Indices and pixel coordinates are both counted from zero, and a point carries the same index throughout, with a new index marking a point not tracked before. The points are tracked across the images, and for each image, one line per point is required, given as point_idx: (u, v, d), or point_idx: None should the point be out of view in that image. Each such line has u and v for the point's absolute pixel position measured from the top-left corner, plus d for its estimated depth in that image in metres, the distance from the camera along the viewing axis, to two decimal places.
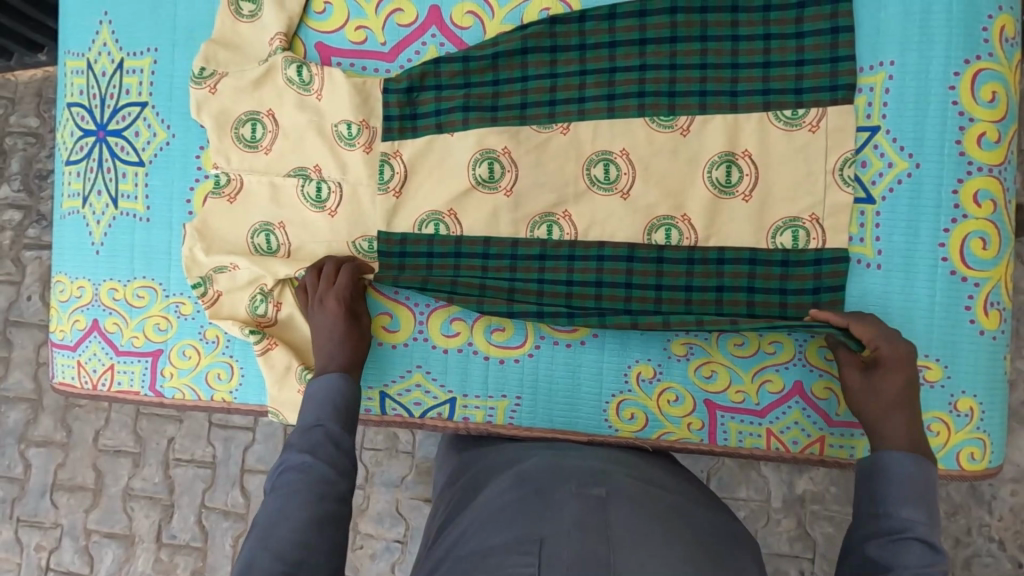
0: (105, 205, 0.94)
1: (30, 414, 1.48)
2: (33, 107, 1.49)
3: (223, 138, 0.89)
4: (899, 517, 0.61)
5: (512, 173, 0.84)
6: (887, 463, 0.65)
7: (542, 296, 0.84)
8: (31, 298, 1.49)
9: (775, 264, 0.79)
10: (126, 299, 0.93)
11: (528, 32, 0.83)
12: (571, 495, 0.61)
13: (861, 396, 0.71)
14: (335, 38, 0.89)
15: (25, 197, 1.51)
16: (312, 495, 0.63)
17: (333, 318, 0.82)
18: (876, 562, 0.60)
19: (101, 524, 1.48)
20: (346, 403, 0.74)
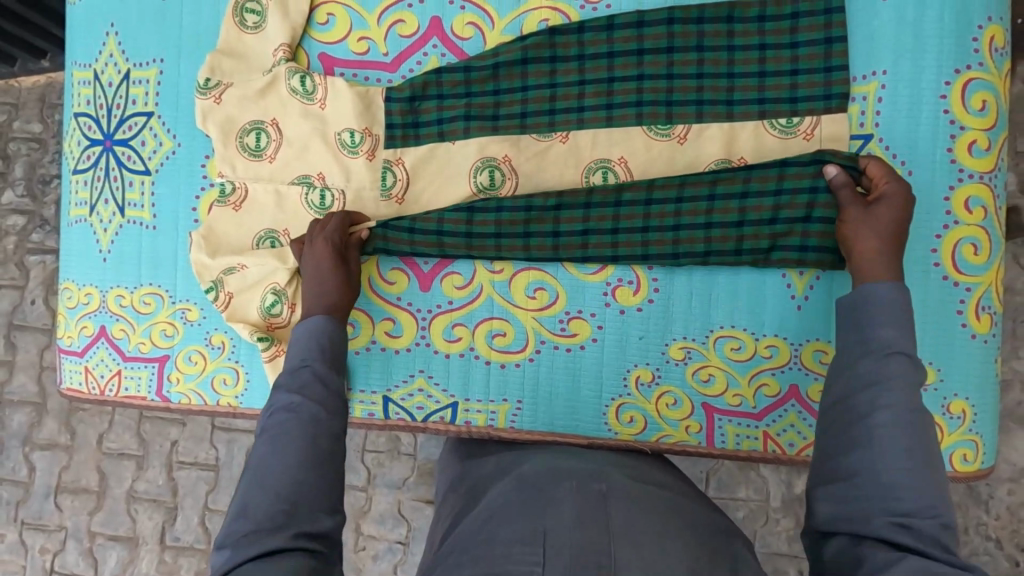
0: (112, 214, 0.95)
1: (35, 417, 1.50)
2: (36, 113, 1.51)
3: (227, 146, 0.90)
4: (884, 337, 0.61)
5: (512, 181, 0.86)
6: (874, 290, 0.65)
7: (529, 249, 0.85)
8: (35, 302, 1.51)
9: (767, 198, 0.79)
10: (133, 305, 0.94)
11: (528, 42, 0.85)
12: (570, 491, 0.62)
13: (860, 224, 0.71)
14: (338, 49, 0.90)
15: (28, 202, 1.53)
16: (304, 435, 0.65)
17: (321, 259, 0.82)
18: (861, 381, 0.60)
19: (105, 526, 1.49)
20: (329, 341, 0.75)
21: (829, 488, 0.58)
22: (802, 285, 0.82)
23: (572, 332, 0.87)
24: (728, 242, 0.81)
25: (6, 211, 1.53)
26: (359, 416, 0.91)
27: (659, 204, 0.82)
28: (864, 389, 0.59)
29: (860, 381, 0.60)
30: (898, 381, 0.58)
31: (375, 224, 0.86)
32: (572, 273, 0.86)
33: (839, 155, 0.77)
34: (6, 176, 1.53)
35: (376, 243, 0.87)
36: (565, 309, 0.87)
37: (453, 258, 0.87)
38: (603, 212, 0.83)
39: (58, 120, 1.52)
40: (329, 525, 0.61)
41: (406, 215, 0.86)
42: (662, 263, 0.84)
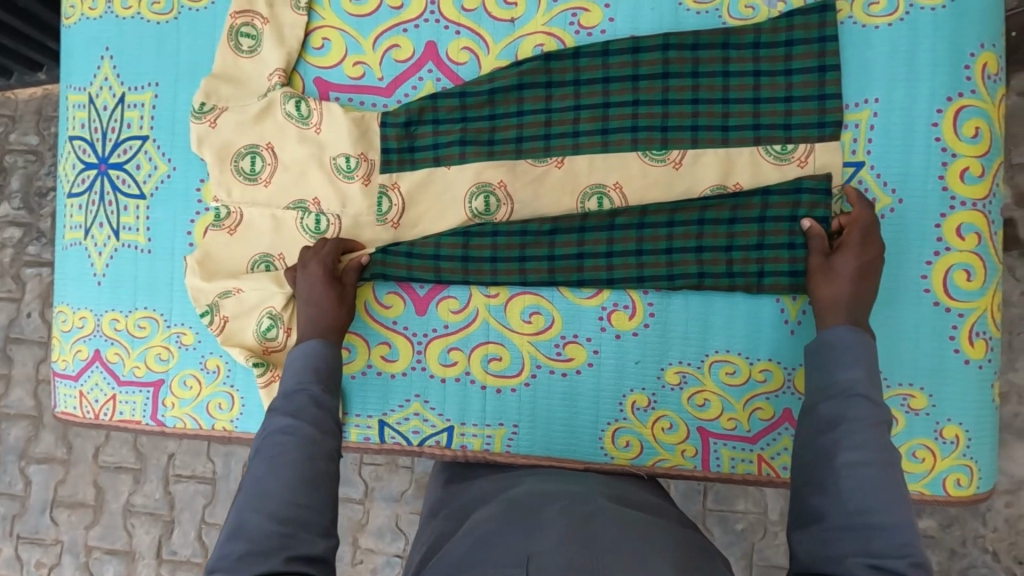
0: (107, 237, 0.95)
1: (32, 431, 1.50)
2: (32, 125, 1.51)
3: (224, 171, 0.91)
4: (846, 378, 0.64)
5: (508, 207, 0.86)
6: (832, 334, 0.68)
7: (525, 273, 0.86)
8: (31, 315, 1.51)
9: (753, 222, 0.81)
10: (128, 330, 0.94)
11: (524, 68, 0.85)
12: (554, 514, 0.63)
13: (821, 276, 0.76)
14: (333, 73, 0.90)
15: (25, 214, 1.53)
16: (302, 454, 0.66)
17: (317, 287, 0.84)
18: (827, 421, 0.63)
19: (102, 541, 1.49)
20: (326, 367, 0.78)
21: (805, 530, 0.58)
22: (795, 310, 0.82)
23: (568, 356, 0.86)
24: (719, 266, 0.82)
25: (2, 224, 1.53)
26: (354, 440, 0.90)
27: (650, 227, 0.83)
28: (829, 428, 0.62)
29: (826, 423, 0.63)
30: (861, 422, 0.61)
31: (374, 251, 0.87)
32: (567, 298, 0.86)
33: (814, 177, 0.80)
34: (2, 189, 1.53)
35: (373, 269, 0.87)
36: (561, 333, 0.87)
37: (449, 282, 0.87)
38: (597, 236, 0.84)
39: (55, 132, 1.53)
40: (323, 547, 0.61)
41: (403, 242, 0.88)
42: (658, 286, 0.84)
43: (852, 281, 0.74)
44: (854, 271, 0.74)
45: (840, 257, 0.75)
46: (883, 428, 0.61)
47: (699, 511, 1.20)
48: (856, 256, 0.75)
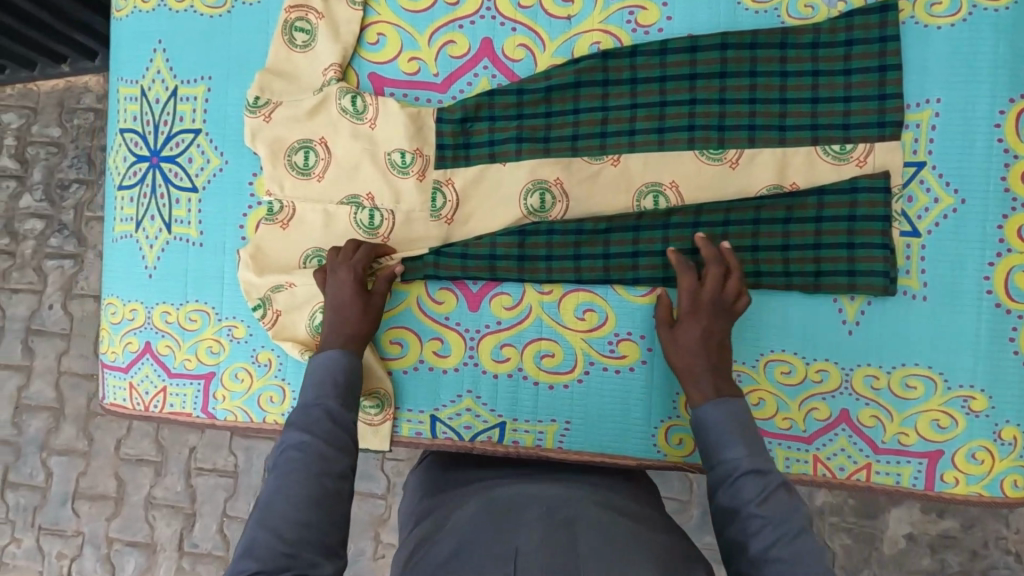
0: (158, 230, 0.95)
1: (54, 422, 1.54)
2: (56, 119, 1.55)
3: (276, 166, 0.91)
4: (727, 459, 0.68)
5: (563, 204, 0.86)
6: (699, 418, 0.73)
7: (579, 271, 0.86)
8: (51, 306, 1.59)
9: (809, 221, 0.82)
10: (179, 322, 0.95)
11: (581, 66, 0.85)
12: (537, 519, 0.65)
13: (670, 348, 0.79)
14: (388, 68, 0.90)
15: (48, 207, 1.60)
16: (309, 474, 0.67)
17: (345, 294, 0.83)
18: (728, 511, 0.65)
19: (123, 533, 1.55)
20: (345, 379, 0.78)
21: None
22: (852, 310, 0.82)
23: (621, 354, 0.87)
24: (775, 266, 0.82)
25: (26, 216, 1.58)
26: (406, 435, 0.90)
27: (706, 225, 0.84)
28: (733, 516, 0.65)
29: (728, 510, 0.65)
30: (753, 501, 0.64)
31: (427, 251, 0.88)
32: (621, 295, 0.87)
33: (871, 176, 0.80)
34: (24, 180, 1.59)
35: (427, 269, 0.88)
36: (614, 331, 0.87)
37: (504, 280, 0.88)
38: (652, 235, 0.84)
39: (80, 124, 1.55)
40: (329, 568, 0.63)
41: (457, 242, 0.88)
42: None
43: (692, 350, 0.78)
44: (699, 338, 0.77)
45: (683, 327, 0.79)
46: (780, 493, 0.65)
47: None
48: (696, 323, 0.78)
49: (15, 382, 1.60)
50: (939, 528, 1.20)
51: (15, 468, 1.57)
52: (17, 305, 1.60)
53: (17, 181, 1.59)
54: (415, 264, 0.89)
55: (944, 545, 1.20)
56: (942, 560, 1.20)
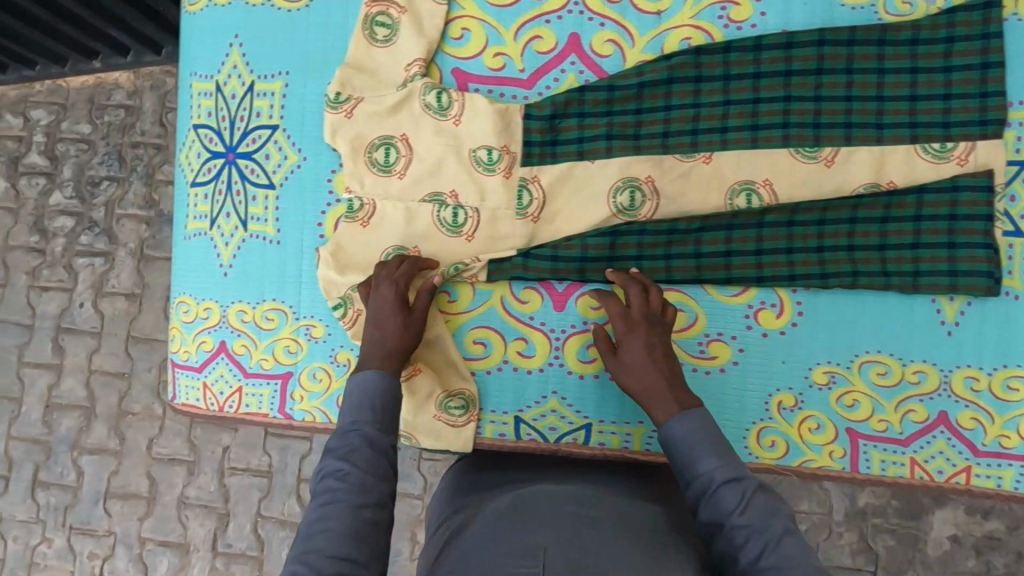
0: (234, 227, 0.94)
1: (85, 422, 1.63)
2: (84, 114, 1.66)
3: (357, 163, 0.90)
4: (703, 473, 0.68)
5: (653, 202, 0.85)
6: (664, 440, 0.73)
7: (671, 271, 0.85)
8: (82, 305, 1.66)
9: (908, 220, 0.81)
10: (255, 321, 0.93)
11: (674, 62, 0.84)
12: (565, 517, 0.63)
13: (620, 375, 0.79)
14: (473, 64, 0.88)
15: (78, 204, 1.67)
16: (349, 508, 0.66)
17: (387, 308, 0.82)
18: (713, 524, 0.65)
19: (155, 533, 1.62)
20: (382, 404, 0.75)
21: None
22: (951, 310, 0.81)
23: (712, 355, 0.86)
24: (872, 265, 0.81)
25: (55, 213, 1.68)
26: (489, 436, 0.89)
27: (801, 224, 0.83)
28: (719, 529, 0.64)
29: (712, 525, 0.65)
30: (735, 512, 0.64)
31: (515, 253, 0.87)
32: (712, 295, 0.86)
33: (973, 174, 0.79)
34: (54, 177, 1.68)
35: (515, 270, 0.87)
36: (704, 331, 0.86)
37: (592, 280, 0.87)
38: (745, 234, 0.84)
39: (105, 120, 1.67)
40: None
41: (546, 243, 0.87)
42: (810, 285, 0.83)
43: (638, 367, 0.77)
44: (643, 353, 0.78)
45: (625, 348, 0.79)
46: (759, 498, 0.65)
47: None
48: (638, 341, 0.78)
49: (46, 381, 1.68)
50: (984, 530, 1.25)
51: (46, 467, 1.65)
52: (47, 303, 1.68)
53: (47, 178, 1.68)
54: (501, 264, 0.88)
55: (989, 546, 1.25)
56: (987, 562, 1.24)
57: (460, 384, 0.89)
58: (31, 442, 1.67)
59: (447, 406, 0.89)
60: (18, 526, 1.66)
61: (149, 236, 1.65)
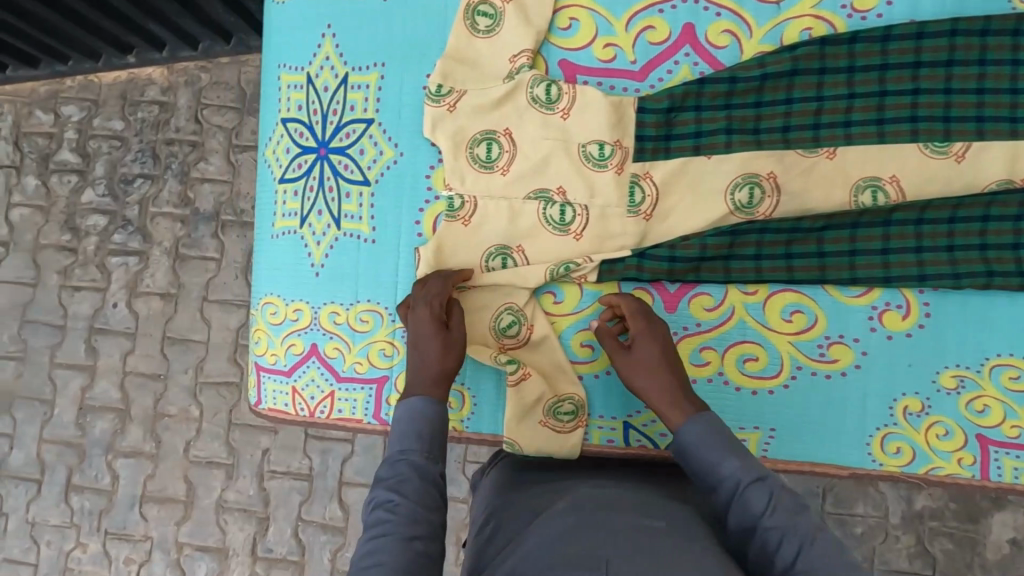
0: (327, 225, 0.90)
1: (120, 425, 1.58)
2: (118, 110, 1.60)
3: (458, 158, 0.86)
4: (726, 476, 0.68)
5: (774, 198, 0.81)
6: (681, 439, 0.73)
7: (793, 271, 0.82)
8: (117, 305, 1.60)
9: None
10: (349, 323, 0.89)
11: (799, 53, 0.80)
12: (627, 530, 0.63)
13: (632, 372, 0.78)
14: (581, 55, 0.85)
15: (111, 202, 1.62)
16: (400, 540, 0.64)
17: (424, 332, 0.80)
18: (746, 529, 0.64)
19: (193, 537, 1.57)
20: (429, 431, 0.73)
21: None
22: None
23: (832, 358, 0.83)
24: (1006, 266, 0.78)
25: (88, 211, 1.62)
26: (597, 443, 0.87)
27: (930, 223, 0.80)
28: (751, 534, 0.64)
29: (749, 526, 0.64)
30: (766, 513, 0.63)
31: (630, 253, 0.84)
32: (834, 296, 0.82)
33: None
34: (86, 175, 1.63)
35: (629, 271, 0.84)
36: (824, 333, 0.83)
37: (708, 280, 0.84)
38: (871, 232, 0.81)
39: (138, 116, 1.61)
40: None
41: (662, 243, 0.83)
42: (939, 285, 0.80)
43: (653, 365, 0.78)
44: (657, 356, 0.78)
45: (639, 346, 0.79)
46: (787, 499, 0.64)
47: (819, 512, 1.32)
48: (650, 345, 0.79)
49: (78, 383, 1.62)
50: None
51: (80, 470, 1.60)
52: (79, 304, 1.63)
53: (79, 175, 1.63)
54: (613, 264, 0.84)
55: None
56: None
57: (567, 388, 0.86)
58: (63, 444, 1.61)
59: (554, 411, 0.85)
60: (51, 531, 1.61)
61: (185, 234, 1.59)
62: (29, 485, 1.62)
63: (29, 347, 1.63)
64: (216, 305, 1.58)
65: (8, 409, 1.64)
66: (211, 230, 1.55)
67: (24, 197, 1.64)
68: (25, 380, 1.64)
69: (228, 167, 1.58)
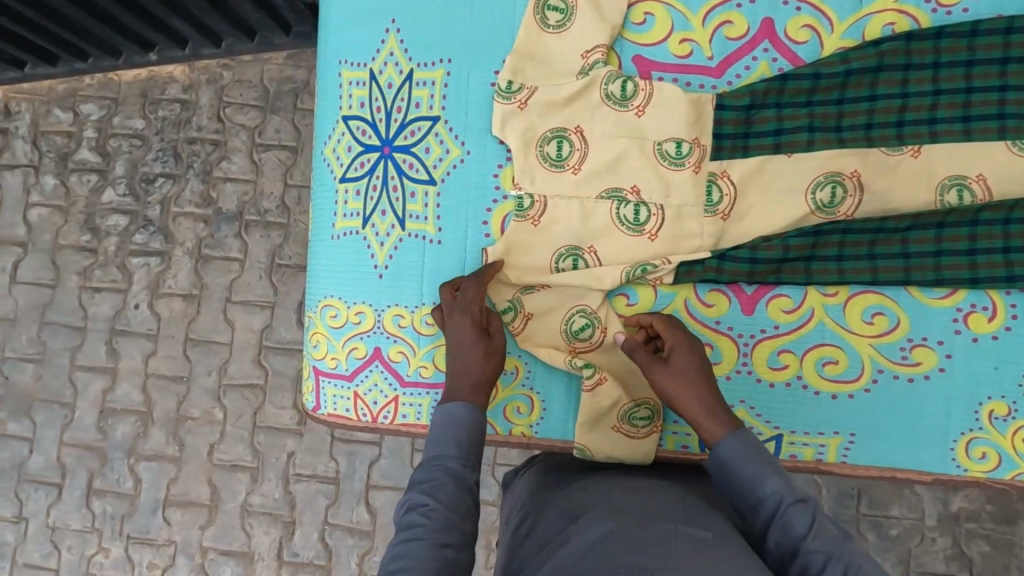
0: (390, 225, 0.87)
1: (143, 428, 1.45)
2: (139, 108, 1.49)
3: (528, 157, 0.84)
4: (767, 495, 0.65)
5: (856, 198, 0.79)
6: (723, 453, 0.69)
7: (876, 272, 0.80)
8: (139, 306, 1.48)
9: None
10: (413, 326, 0.87)
11: (883, 48, 0.78)
12: (677, 538, 0.59)
13: (669, 383, 0.75)
14: (656, 51, 0.83)
15: (131, 202, 1.50)
16: (431, 546, 0.63)
17: (464, 337, 0.78)
18: (786, 551, 0.62)
19: (217, 541, 1.45)
20: (467, 436, 0.72)
21: None
22: None
23: (915, 361, 0.81)
24: None
25: (108, 211, 1.50)
26: (670, 448, 0.86)
27: (1019, 223, 0.78)
28: (793, 555, 0.61)
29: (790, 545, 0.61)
30: (809, 534, 0.61)
31: (709, 255, 0.82)
32: (916, 297, 0.80)
33: None
34: (107, 174, 1.50)
35: (707, 273, 0.82)
36: (907, 336, 0.81)
37: (787, 282, 0.82)
38: (957, 233, 0.79)
39: (161, 115, 1.50)
40: None
41: (742, 244, 0.82)
42: None
43: (690, 376, 0.74)
44: (695, 366, 0.75)
45: (676, 358, 0.76)
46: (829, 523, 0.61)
47: (854, 515, 1.27)
48: (687, 355, 0.75)
49: (99, 385, 1.49)
50: None
51: (102, 474, 1.48)
52: (100, 305, 1.50)
53: (99, 175, 1.51)
54: (692, 265, 0.82)
55: None
56: None
57: (644, 392, 0.84)
58: (84, 448, 1.49)
59: (631, 416, 0.83)
60: (71, 535, 1.48)
61: (207, 235, 1.47)
62: (49, 490, 1.49)
63: (48, 349, 1.51)
64: (240, 306, 1.46)
65: (27, 411, 1.51)
66: (234, 229, 1.43)
67: (43, 197, 1.52)
68: (43, 383, 1.51)
69: (252, 166, 1.47)
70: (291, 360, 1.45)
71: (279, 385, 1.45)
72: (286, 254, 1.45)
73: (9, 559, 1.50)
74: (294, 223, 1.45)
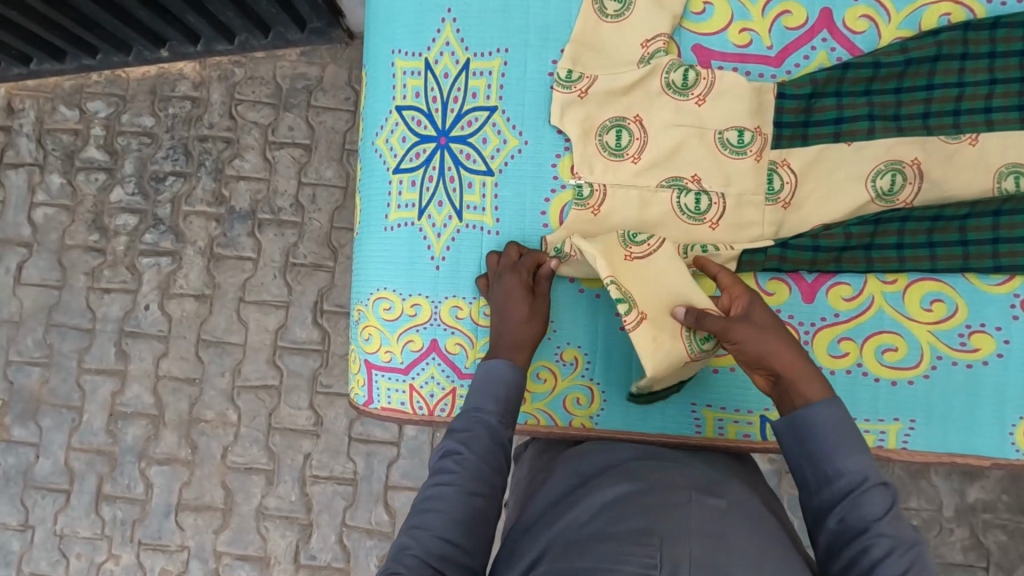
0: (447, 216, 0.87)
1: (154, 431, 1.41)
2: (148, 106, 1.46)
3: (587, 146, 0.84)
4: (850, 472, 0.60)
5: (915, 185, 0.80)
6: (809, 416, 0.64)
7: (935, 260, 0.81)
8: (149, 307, 1.44)
9: None
10: (471, 318, 0.86)
11: (942, 37, 0.80)
12: (694, 505, 0.56)
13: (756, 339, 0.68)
14: (716, 40, 0.84)
15: (141, 201, 1.46)
16: (462, 493, 0.65)
17: (512, 297, 0.80)
18: (851, 528, 0.58)
19: (232, 546, 1.41)
20: (507, 394, 0.72)
21: None
22: None
23: (973, 347, 0.81)
24: None
25: (117, 211, 1.47)
26: (732, 438, 0.84)
27: None
28: (859, 535, 0.57)
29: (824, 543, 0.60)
30: (883, 519, 0.57)
31: (772, 244, 0.82)
32: (973, 284, 0.81)
33: None
34: (115, 173, 1.47)
35: (770, 263, 0.82)
36: (965, 322, 0.82)
37: (846, 270, 0.82)
38: (1013, 221, 0.79)
39: (170, 112, 1.47)
40: None
41: (804, 232, 0.82)
42: None
43: (775, 336, 0.68)
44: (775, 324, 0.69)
45: (751, 318, 0.69)
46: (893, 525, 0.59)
47: None
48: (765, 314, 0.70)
49: (108, 389, 1.45)
50: None
51: (112, 479, 1.43)
52: (109, 306, 1.46)
53: (107, 174, 1.47)
54: (754, 255, 0.82)
55: None
56: None
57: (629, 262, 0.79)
58: (93, 452, 1.44)
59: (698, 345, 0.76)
60: (80, 543, 1.43)
61: (220, 234, 1.44)
62: (56, 496, 1.44)
63: (55, 351, 1.46)
64: (254, 306, 1.43)
65: (33, 415, 1.46)
66: (247, 227, 1.41)
67: (48, 196, 1.48)
68: (51, 387, 1.46)
69: (265, 165, 1.44)
70: (308, 361, 1.41)
71: (295, 385, 1.41)
72: (300, 254, 1.42)
73: (14, 568, 1.44)
74: (309, 221, 1.43)
